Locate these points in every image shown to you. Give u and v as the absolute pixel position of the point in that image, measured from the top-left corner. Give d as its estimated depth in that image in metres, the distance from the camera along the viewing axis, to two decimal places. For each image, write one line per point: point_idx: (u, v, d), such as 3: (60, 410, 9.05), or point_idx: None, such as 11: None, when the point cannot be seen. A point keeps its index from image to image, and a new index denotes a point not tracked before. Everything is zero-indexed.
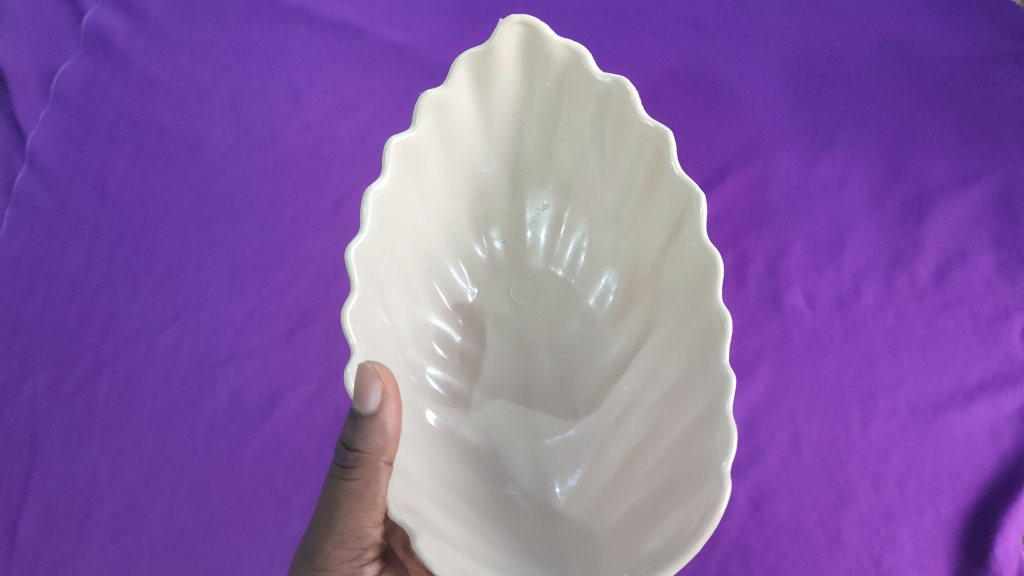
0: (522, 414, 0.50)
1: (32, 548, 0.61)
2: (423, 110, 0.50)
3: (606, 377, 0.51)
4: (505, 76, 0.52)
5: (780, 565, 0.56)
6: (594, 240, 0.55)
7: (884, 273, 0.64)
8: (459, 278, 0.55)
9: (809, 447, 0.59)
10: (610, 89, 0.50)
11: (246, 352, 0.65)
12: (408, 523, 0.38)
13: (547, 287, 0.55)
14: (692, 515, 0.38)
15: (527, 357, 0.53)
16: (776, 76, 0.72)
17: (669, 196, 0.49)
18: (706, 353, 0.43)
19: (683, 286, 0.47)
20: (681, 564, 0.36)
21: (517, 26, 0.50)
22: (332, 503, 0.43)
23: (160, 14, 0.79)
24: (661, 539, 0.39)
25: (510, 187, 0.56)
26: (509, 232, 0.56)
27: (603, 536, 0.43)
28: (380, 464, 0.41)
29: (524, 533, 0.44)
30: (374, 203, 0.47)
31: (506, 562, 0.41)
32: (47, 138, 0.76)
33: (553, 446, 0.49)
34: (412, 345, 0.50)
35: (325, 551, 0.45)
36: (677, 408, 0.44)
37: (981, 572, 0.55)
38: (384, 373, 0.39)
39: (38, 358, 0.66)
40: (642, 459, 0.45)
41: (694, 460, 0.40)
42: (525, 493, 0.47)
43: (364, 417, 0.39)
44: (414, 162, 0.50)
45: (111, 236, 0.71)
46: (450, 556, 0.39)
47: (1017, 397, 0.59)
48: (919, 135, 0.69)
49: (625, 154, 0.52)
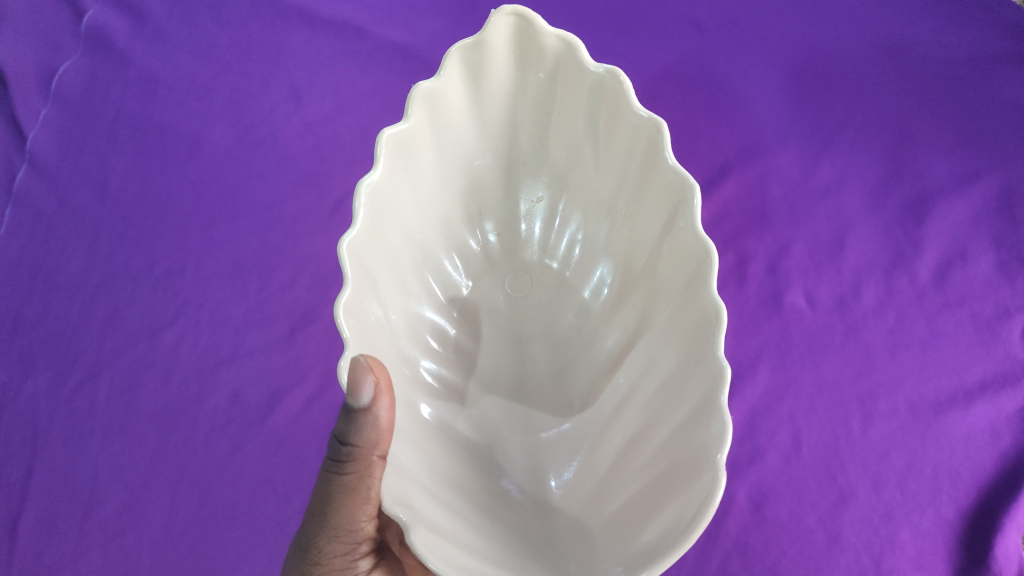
0: (516, 408, 0.50)
1: (32, 547, 0.61)
2: (415, 102, 0.50)
3: (601, 369, 0.51)
4: (498, 67, 0.52)
5: (780, 565, 0.55)
6: (589, 233, 0.55)
7: (885, 272, 0.64)
8: (453, 272, 0.55)
9: (810, 446, 0.58)
10: (603, 79, 0.50)
11: (245, 352, 0.65)
12: (402, 517, 0.38)
13: (542, 280, 0.55)
14: (688, 506, 0.37)
15: (521, 350, 0.53)
16: (775, 75, 0.72)
17: (663, 186, 0.49)
18: (701, 344, 0.43)
19: (678, 278, 0.47)
20: (677, 555, 0.36)
21: (509, 16, 0.50)
22: (326, 497, 0.43)
23: (160, 13, 0.79)
24: (656, 531, 0.38)
25: (504, 180, 0.56)
26: (503, 225, 0.56)
27: (598, 529, 0.43)
28: (374, 458, 0.41)
29: (520, 527, 0.44)
30: (366, 196, 0.46)
31: (501, 556, 0.41)
32: (47, 137, 0.76)
33: (548, 440, 0.49)
34: (406, 339, 0.50)
35: (318, 546, 0.45)
36: (672, 400, 0.44)
37: (981, 573, 0.55)
38: (378, 367, 0.39)
39: (38, 358, 0.66)
40: (637, 451, 0.45)
41: (689, 451, 0.40)
42: (520, 487, 0.47)
43: (356, 411, 0.39)
44: (407, 155, 0.50)
45: (112, 235, 0.71)
46: (444, 549, 0.39)
47: (1018, 397, 0.59)
48: (918, 134, 0.69)
49: (619, 145, 0.52)
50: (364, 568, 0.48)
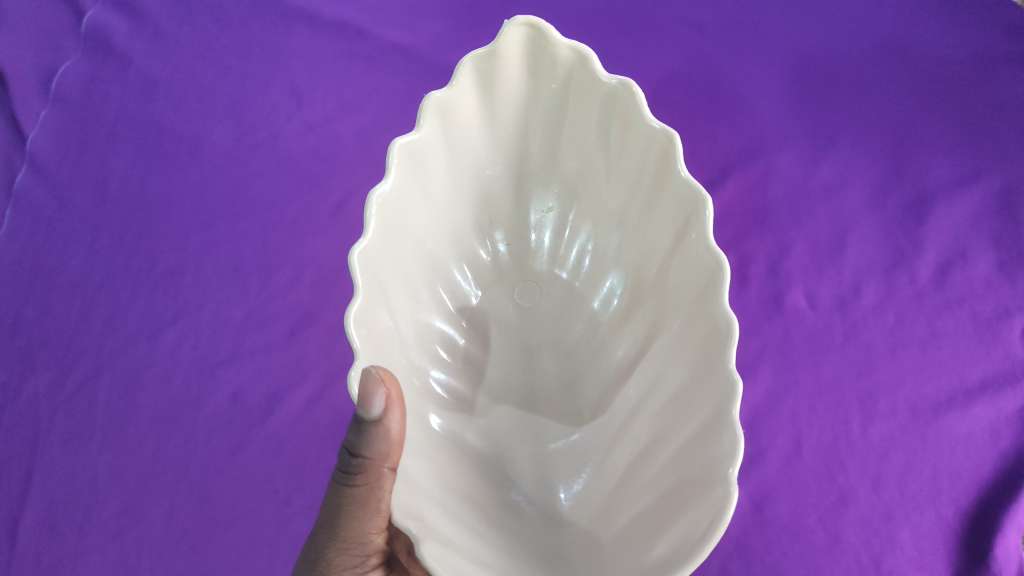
0: (526, 418, 0.50)
1: (32, 548, 0.61)
2: (427, 112, 0.50)
3: (611, 380, 0.51)
4: (510, 76, 0.52)
5: (780, 565, 0.55)
6: (599, 243, 0.54)
7: (885, 273, 0.64)
8: (462, 281, 0.54)
9: (810, 447, 0.58)
10: (615, 90, 0.50)
11: (246, 353, 0.65)
12: (412, 529, 0.38)
13: (551, 290, 0.55)
14: (700, 521, 0.37)
15: (531, 361, 0.53)
16: (777, 77, 0.72)
17: (674, 197, 0.48)
18: (713, 357, 0.43)
19: (689, 289, 0.47)
20: (689, 571, 0.35)
21: (522, 26, 0.50)
22: (336, 509, 0.43)
23: (161, 14, 0.79)
24: (667, 545, 0.38)
25: (514, 189, 0.56)
26: (513, 235, 0.56)
27: (608, 542, 0.43)
28: (384, 470, 0.41)
29: (529, 539, 0.44)
30: (377, 206, 0.46)
31: (510, 568, 0.41)
32: (47, 138, 0.75)
33: (558, 451, 0.49)
34: (415, 348, 0.50)
35: (328, 559, 0.45)
36: (683, 412, 0.44)
37: (980, 572, 0.55)
38: (389, 379, 0.39)
39: (39, 359, 0.66)
40: (648, 464, 0.45)
41: (701, 465, 0.40)
42: (529, 498, 0.47)
43: (367, 423, 0.39)
44: (418, 164, 0.50)
45: (112, 236, 0.71)
46: (453, 562, 0.38)
47: (1018, 397, 0.59)
48: (920, 135, 0.69)
49: (630, 156, 0.52)
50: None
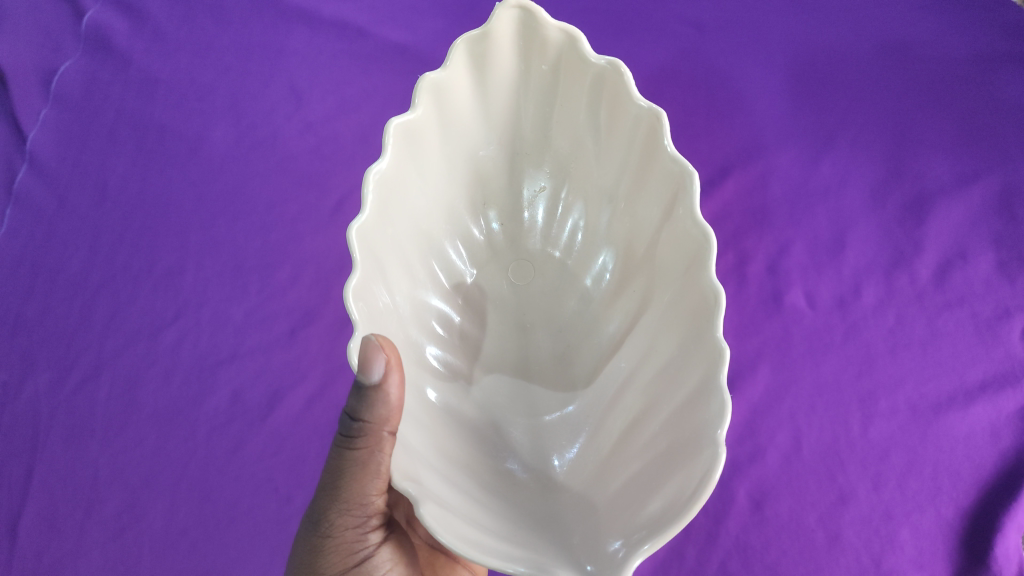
0: (520, 390, 0.51)
1: (32, 547, 0.62)
2: (422, 93, 0.51)
3: (603, 354, 0.52)
4: (502, 59, 0.53)
5: (779, 564, 0.56)
6: (591, 221, 0.56)
7: (885, 273, 0.65)
8: (458, 259, 0.55)
9: (809, 446, 0.59)
10: (604, 70, 0.51)
11: (247, 352, 0.66)
12: (411, 491, 0.39)
13: (545, 268, 0.56)
14: (690, 480, 0.38)
15: (525, 336, 0.54)
16: (776, 75, 0.73)
17: (662, 174, 0.49)
18: (701, 326, 0.44)
19: (677, 264, 0.48)
20: (680, 527, 0.36)
21: (513, 9, 0.51)
22: (338, 471, 0.44)
23: (161, 14, 0.80)
24: (659, 503, 0.39)
25: (508, 170, 0.57)
26: (506, 214, 0.57)
27: (600, 504, 0.44)
28: (384, 433, 0.42)
29: (524, 502, 0.45)
30: (375, 183, 0.47)
31: (506, 529, 0.42)
32: (47, 138, 0.76)
33: (552, 423, 0.50)
34: (413, 325, 0.51)
35: (330, 519, 0.46)
36: (673, 381, 0.45)
37: (981, 573, 0.55)
38: (388, 346, 0.40)
39: (39, 356, 0.67)
40: (638, 431, 0.46)
41: (689, 430, 0.41)
42: (524, 466, 0.48)
43: (367, 388, 0.40)
44: (414, 144, 0.51)
45: (112, 235, 0.72)
46: (452, 523, 0.39)
47: (1017, 397, 0.60)
48: (919, 134, 0.70)
49: (620, 136, 0.53)
50: (374, 540, 0.48)
